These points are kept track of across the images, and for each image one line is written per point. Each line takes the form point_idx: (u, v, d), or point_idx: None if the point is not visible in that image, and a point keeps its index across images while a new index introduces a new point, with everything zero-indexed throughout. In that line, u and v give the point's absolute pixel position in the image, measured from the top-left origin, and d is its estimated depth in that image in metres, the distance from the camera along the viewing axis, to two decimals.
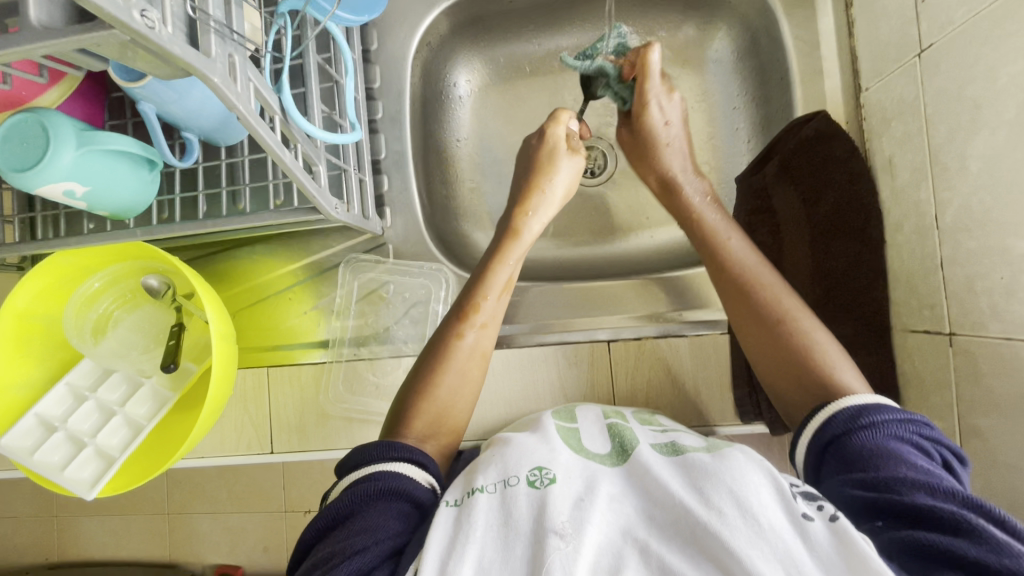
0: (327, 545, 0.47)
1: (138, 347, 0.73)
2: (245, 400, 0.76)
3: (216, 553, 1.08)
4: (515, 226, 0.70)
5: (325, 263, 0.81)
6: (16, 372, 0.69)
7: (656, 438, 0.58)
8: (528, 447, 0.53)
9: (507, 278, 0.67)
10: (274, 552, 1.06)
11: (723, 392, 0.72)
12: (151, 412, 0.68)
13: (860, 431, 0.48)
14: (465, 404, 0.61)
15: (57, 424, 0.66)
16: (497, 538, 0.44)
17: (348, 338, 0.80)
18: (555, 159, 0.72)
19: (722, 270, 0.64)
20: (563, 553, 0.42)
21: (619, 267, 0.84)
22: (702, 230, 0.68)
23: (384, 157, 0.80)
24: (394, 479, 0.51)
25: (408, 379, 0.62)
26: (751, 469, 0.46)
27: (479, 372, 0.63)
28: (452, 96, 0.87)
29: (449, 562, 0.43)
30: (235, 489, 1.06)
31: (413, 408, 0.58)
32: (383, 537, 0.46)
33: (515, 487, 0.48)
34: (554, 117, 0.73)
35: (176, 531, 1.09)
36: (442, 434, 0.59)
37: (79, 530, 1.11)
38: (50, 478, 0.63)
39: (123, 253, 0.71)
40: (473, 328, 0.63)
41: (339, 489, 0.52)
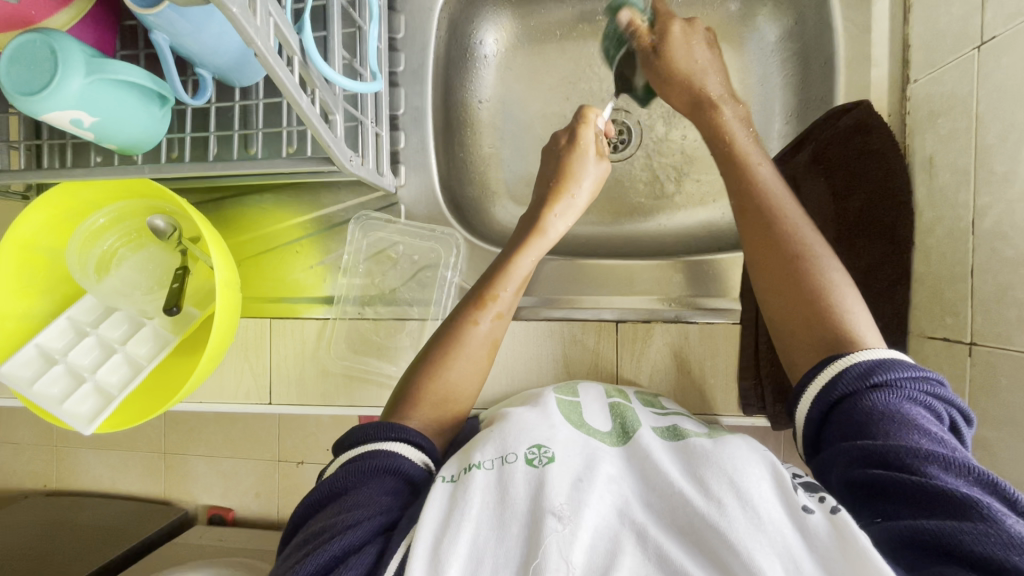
0: (318, 522, 0.46)
1: (142, 287, 0.71)
2: (245, 350, 0.76)
3: (208, 495, 1.10)
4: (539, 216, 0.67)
5: (335, 218, 0.78)
6: (18, 302, 0.68)
7: (657, 421, 0.56)
8: (528, 425, 0.52)
9: (528, 271, 0.65)
10: (264, 499, 1.08)
11: (729, 382, 0.71)
12: (152, 353, 0.68)
13: (871, 392, 0.46)
14: (472, 391, 0.59)
15: (57, 357, 0.66)
16: (491, 511, 0.44)
17: (355, 296, 0.77)
18: (580, 163, 0.69)
19: (762, 218, 0.59)
20: (562, 535, 0.41)
21: (634, 246, 0.82)
22: (740, 181, 0.61)
23: (402, 113, 0.77)
24: (390, 458, 0.49)
25: (418, 358, 0.60)
26: (753, 462, 0.45)
27: (489, 360, 0.61)
28: (478, 53, 0.83)
29: (442, 539, 0.42)
30: (231, 436, 1.07)
31: (418, 390, 0.57)
32: (373, 515, 0.45)
33: (513, 465, 0.47)
34: (583, 117, 0.70)
35: (172, 470, 1.10)
36: (447, 417, 0.57)
37: (76, 462, 1.13)
38: (48, 410, 0.63)
39: (130, 189, 0.69)
40: (488, 317, 0.61)
41: (334, 465, 0.51)
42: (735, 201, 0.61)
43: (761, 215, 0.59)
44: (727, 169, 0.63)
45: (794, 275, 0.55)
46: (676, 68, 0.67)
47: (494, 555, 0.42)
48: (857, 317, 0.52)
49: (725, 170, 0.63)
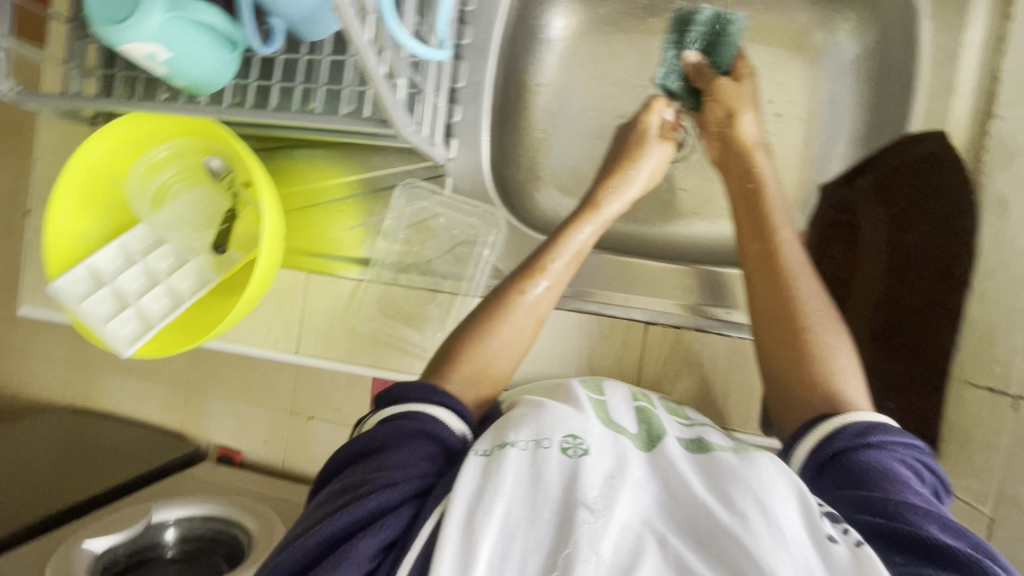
0: (353, 475, 0.44)
1: (190, 224, 0.73)
2: (279, 298, 0.78)
3: (221, 435, 1.14)
4: (596, 199, 0.66)
5: (380, 182, 0.79)
6: (76, 223, 0.71)
7: (682, 432, 0.54)
8: (562, 414, 0.47)
9: (579, 246, 0.63)
10: (272, 447, 1.12)
11: (750, 404, 0.70)
12: (192, 290, 0.71)
13: (866, 449, 0.45)
14: (509, 365, 0.56)
15: (106, 280, 0.70)
16: (524, 497, 0.40)
17: (391, 261, 0.78)
18: (647, 146, 0.69)
19: (772, 267, 0.58)
20: (592, 528, 0.37)
21: (672, 253, 0.81)
22: (758, 227, 0.62)
23: (463, 87, 0.76)
24: (431, 423, 0.46)
25: (462, 325, 0.57)
26: (780, 478, 0.42)
27: (532, 334, 0.58)
28: (543, 36, 0.82)
29: (476, 510, 0.38)
30: (246, 382, 1.10)
31: (457, 354, 0.54)
32: (412, 478, 0.42)
33: (548, 450, 0.42)
34: (648, 105, 0.71)
35: (189, 407, 1.15)
36: (482, 390, 0.53)
37: (104, 387, 1.19)
38: (93, 328, 0.67)
39: (192, 127, 0.71)
40: (537, 287, 0.58)
41: (376, 418, 0.48)
42: (752, 245, 0.61)
43: (768, 268, 0.59)
44: (742, 219, 0.63)
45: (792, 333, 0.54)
46: (742, 104, 0.68)
47: (524, 538, 0.38)
48: (849, 381, 0.51)
49: (745, 216, 0.63)
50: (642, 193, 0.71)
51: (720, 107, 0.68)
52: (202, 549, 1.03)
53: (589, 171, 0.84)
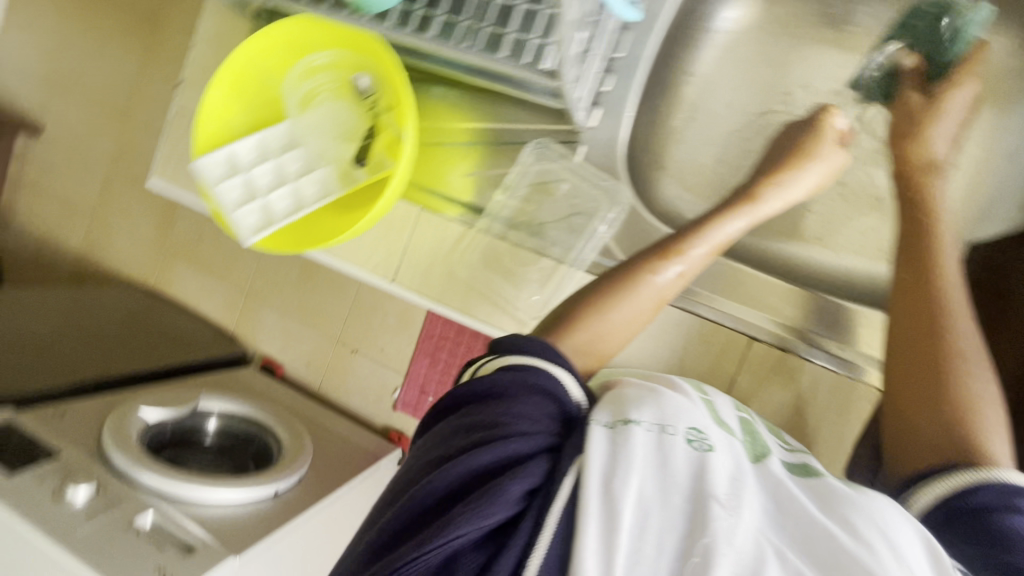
0: (482, 415, 0.42)
1: (327, 135, 0.75)
2: (389, 226, 0.80)
3: (269, 344, 1.34)
4: (754, 193, 0.64)
5: (504, 137, 0.78)
6: (227, 110, 0.75)
7: (785, 455, 0.51)
8: (681, 404, 0.46)
9: (726, 238, 0.61)
10: (312, 369, 1.31)
11: (840, 444, 0.68)
12: (316, 197, 0.73)
13: (1013, 514, 0.41)
14: (621, 343, 0.54)
15: (242, 169, 0.72)
16: (654, 481, 0.38)
17: (503, 216, 0.78)
18: (822, 146, 0.68)
19: (926, 298, 0.54)
20: (728, 524, 0.36)
21: (790, 274, 0.78)
22: (913, 252, 0.58)
23: (621, 57, 0.73)
24: (556, 386, 0.44)
25: (584, 290, 0.55)
26: (901, 520, 0.40)
27: (649, 315, 0.57)
28: (711, 27, 0.80)
29: (613, 476, 0.37)
30: (303, 303, 1.29)
31: (578, 317, 0.53)
32: (539, 431, 0.41)
33: (674, 438, 0.41)
34: (827, 109, 0.71)
35: (246, 312, 1.35)
36: (590, 359, 0.53)
37: (175, 277, 1.40)
38: (223, 211, 0.70)
39: (353, 41, 0.72)
40: (671, 269, 0.57)
41: (496, 364, 0.47)
42: (903, 274, 0.57)
43: (921, 295, 0.55)
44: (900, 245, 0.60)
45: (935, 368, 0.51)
46: (931, 122, 0.64)
47: (659, 517, 0.36)
48: (994, 436, 0.47)
49: (905, 240, 0.60)
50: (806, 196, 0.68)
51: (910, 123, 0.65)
52: (237, 444, 1.19)
53: (721, 172, 0.81)
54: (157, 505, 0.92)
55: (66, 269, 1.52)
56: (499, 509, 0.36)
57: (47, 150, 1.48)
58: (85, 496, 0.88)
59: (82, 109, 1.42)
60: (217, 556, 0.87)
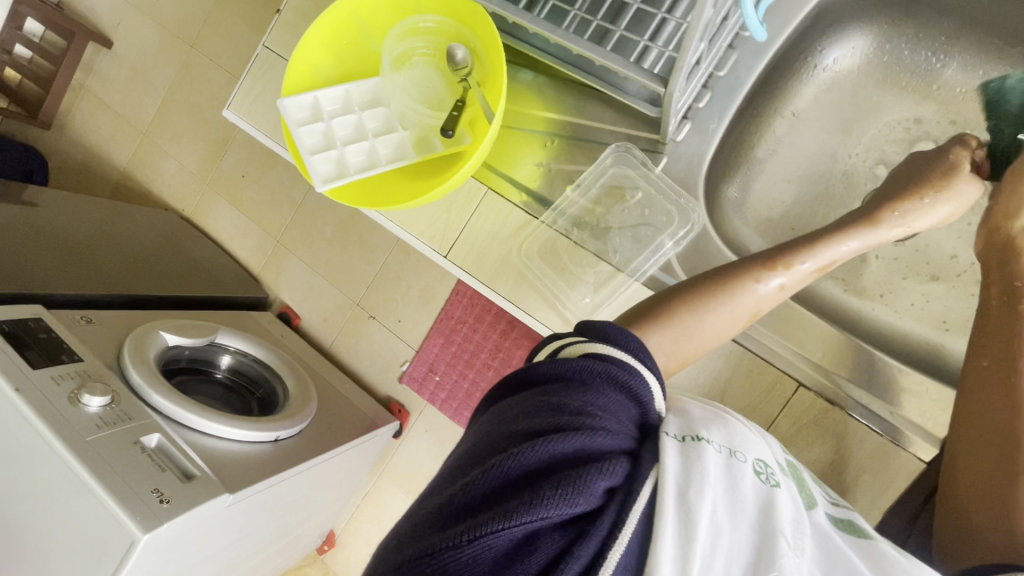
0: (568, 399, 0.40)
1: (412, 98, 0.74)
2: (454, 200, 0.79)
3: (290, 295, 1.38)
4: (875, 214, 0.61)
5: (588, 135, 0.78)
6: (318, 56, 0.75)
7: (830, 506, 0.49)
8: (745, 432, 0.46)
9: (832, 260, 0.59)
10: (329, 325, 1.34)
11: (871, 509, 0.66)
12: (389, 158, 0.73)
13: None
14: (710, 345, 0.55)
15: (324, 116, 0.72)
16: (726, 500, 0.39)
17: (570, 214, 0.77)
18: (954, 180, 0.61)
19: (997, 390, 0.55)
20: (794, 562, 0.38)
21: (849, 326, 0.76)
22: (992, 340, 0.58)
23: (722, 76, 0.72)
24: (642, 388, 0.44)
25: (686, 284, 0.56)
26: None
27: (742, 324, 0.57)
28: (819, 63, 0.78)
29: (689, 491, 0.38)
30: (331, 261, 1.31)
31: (669, 309, 0.54)
32: (621, 430, 0.41)
33: (743, 465, 0.42)
34: (964, 142, 0.64)
35: (273, 257, 1.38)
36: (678, 353, 0.53)
37: (211, 208, 1.43)
38: (301, 155, 0.70)
39: (459, 12, 0.72)
40: (773, 281, 0.56)
41: (577, 350, 0.45)
42: (985, 362, 0.57)
43: (1002, 381, 0.55)
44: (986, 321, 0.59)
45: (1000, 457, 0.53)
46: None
47: (728, 539, 0.38)
48: None
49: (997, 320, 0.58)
50: (929, 227, 0.63)
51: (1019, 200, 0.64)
52: (243, 384, 1.21)
53: (793, 211, 0.80)
54: (163, 433, 0.91)
55: (112, 182, 1.54)
56: (586, 499, 0.35)
57: (116, 62, 1.50)
58: (100, 405, 0.88)
59: (158, 27, 1.43)
60: (214, 490, 0.87)
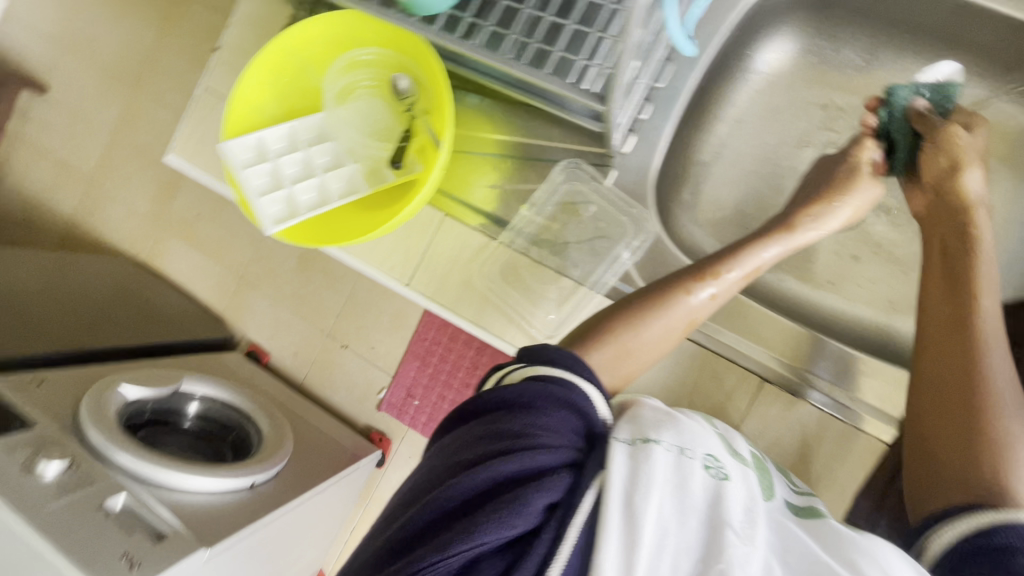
0: (510, 423, 0.43)
1: (358, 131, 0.74)
2: (410, 228, 0.79)
3: (256, 331, 1.34)
4: (791, 222, 0.66)
5: (538, 154, 0.78)
6: (259, 95, 0.74)
7: (793, 496, 0.52)
8: (697, 429, 0.48)
9: (758, 265, 0.63)
10: (299, 359, 1.31)
11: (843, 493, 0.68)
12: (342, 193, 0.72)
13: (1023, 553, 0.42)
14: (654, 357, 0.59)
15: (270, 156, 0.71)
16: (673, 499, 0.40)
17: (527, 232, 0.78)
18: (857, 180, 0.67)
19: (954, 334, 0.54)
20: (742, 552, 0.38)
21: (803, 317, 0.78)
22: (946, 286, 0.57)
23: (661, 87, 0.73)
24: (584, 401, 0.46)
25: (622, 302, 0.60)
26: (901, 562, 0.42)
27: (681, 333, 0.61)
28: (750, 68, 0.82)
29: (633, 494, 0.39)
30: (296, 294, 1.28)
31: (608, 331, 0.57)
32: (565, 446, 0.42)
33: (692, 461, 0.43)
34: (859, 143, 0.68)
35: (235, 296, 1.34)
36: (620, 369, 0.58)
37: (167, 250, 1.38)
38: (248, 198, 0.69)
39: (398, 41, 0.72)
40: (704, 291, 0.60)
41: (526, 372, 0.48)
42: (940, 307, 0.56)
43: (959, 333, 0.54)
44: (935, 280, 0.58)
45: (962, 409, 0.51)
46: (971, 158, 0.61)
47: (676, 538, 0.39)
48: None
49: (940, 265, 0.59)
50: (838, 228, 0.69)
51: (945, 157, 0.62)
52: (215, 429, 1.16)
53: (743, 209, 0.83)
54: (131, 489, 0.87)
55: (58, 232, 1.48)
56: (523, 521, 0.38)
57: (51, 108, 1.44)
58: (57, 471, 0.84)
59: (96, 69, 1.39)
60: (188, 547, 0.83)
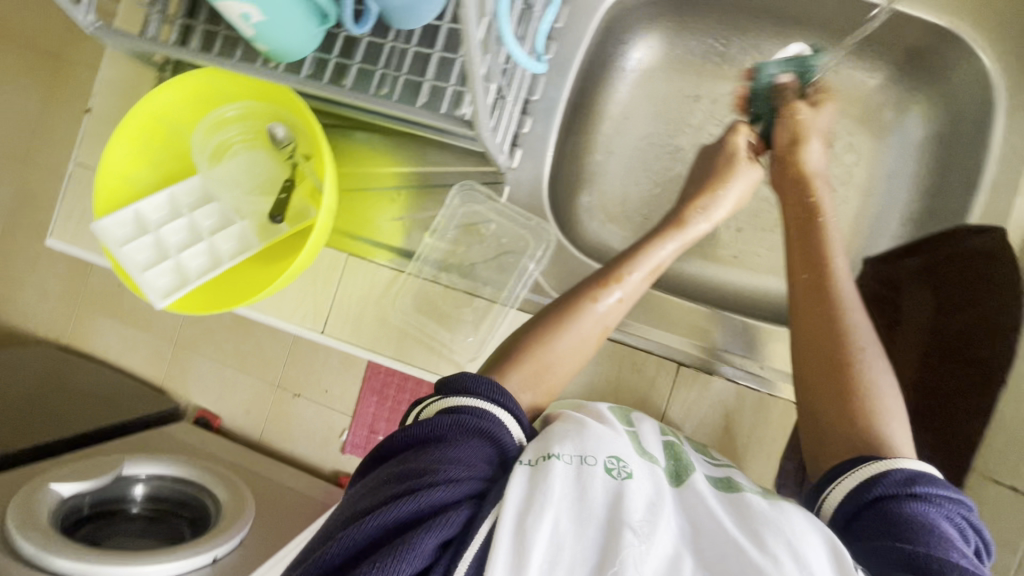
0: (418, 461, 0.45)
1: (243, 187, 0.72)
2: (316, 275, 0.78)
3: (204, 396, 1.18)
4: (683, 218, 0.68)
5: (433, 180, 0.79)
6: (131, 167, 0.72)
7: (711, 470, 0.54)
8: (603, 433, 0.49)
9: (659, 262, 0.65)
10: (252, 417, 1.15)
11: (770, 458, 0.71)
12: (233, 252, 0.69)
13: (910, 499, 0.46)
14: (571, 370, 0.60)
15: (150, 228, 0.68)
16: (571, 512, 0.42)
17: (433, 258, 0.78)
18: (737, 166, 0.70)
19: (820, 298, 0.60)
20: (637, 551, 0.40)
21: (709, 298, 0.83)
22: (805, 255, 0.63)
23: (537, 100, 0.76)
24: (496, 427, 0.48)
25: (533, 322, 0.61)
26: (805, 530, 0.43)
27: (596, 343, 0.62)
28: (621, 65, 0.84)
29: (526, 517, 0.41)
30: (240, 348, 1.13)
31: (521, 352, 0.58)
32: (472, 477, 0.44)
33: (593, 467, 0.45)
34: (734, 127, 0.71)
35: (176, 362, 1.18)
36: (540, 388, 0.58)
37: (92, 328, 1.22)
38: (130, 274, 0.66)
39: (264, 91, 0.71)
40: (610, 296, 0.62)
41: (438, 407, 0.49)
42: (804, 275, 0.62)
43: (820, 295, 0.60)
44: (794, 246, 0.64)
45: (834, 371, 0.56)
46: (809, 132, 0.67)
47: (571, 550, 0.40)
48: (893, 425, 0.53)
49: (797, 234, 0.65)
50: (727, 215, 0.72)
51: (787, 131, 0.68)
52: (167, 509, 1.06)
53: (643, 201, 0.85)
54: None
55: None
56: (409, 565, 0.39)
57: None
58: None
59: None
60: None
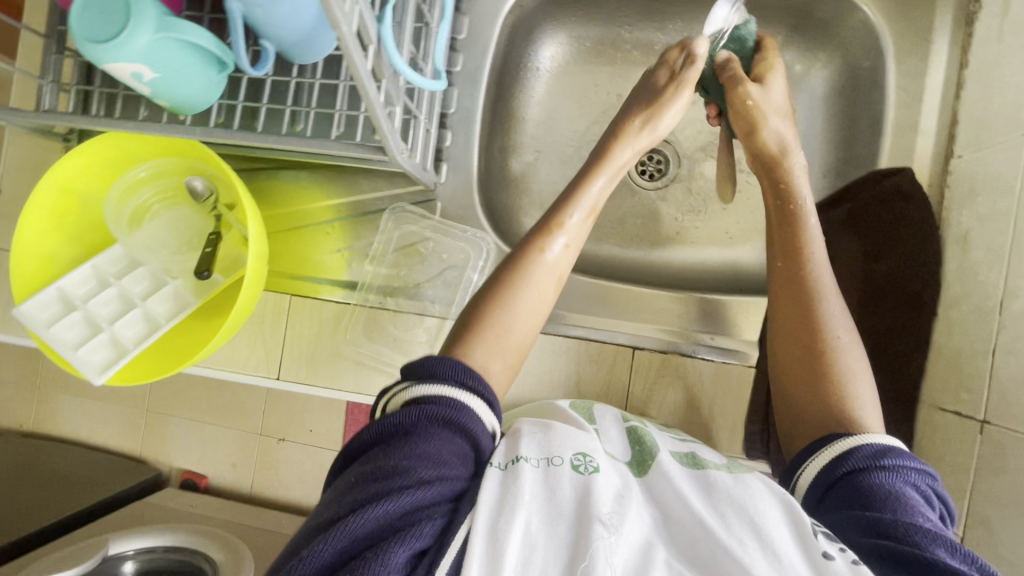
0: (386, 460, 0.44)
1: (169, 247, 0.71)
2: (262, 320, 0.77)
3: (185, 459, 1.13)
4: (606, 149, 0.67)
5: (366, 207, 0.78)
6: (47, 245, 0.69)
7: (675, 446, 0.56)
8: (571, 434, 0.50)
9: (594, 202, 0.64)
10: (240, 468, 1.11)
11: (735, 425, 0.73)
12: (171, 314, 0.68)
13: (879, 471, 0.47)
14: (531, 329, 0.57)
15: (77, 303, 0.67)
16: (541, 510, 0.42)
17: (378, 285, 0.78)
18: (664, 96, 0.69)
19: (797, 285, 0.60)
20: (607, 543, 0.40)
21: (655, 277, 0.85)
22: (778, 244, 0.64)
23: (452, 112, 0.77)
24: (466, 414, 0.47)
25: (483, 289, 0.59)
26: (766, 500, 0.44)
27: (555, 295, 0.60)
28: (532, 65, 0.85)
29: (498, 522, 0.41)
30: (214, 404, 1.09)
31: (476, 319, 0.56)
32: (445, 479, 0.43)
33: (559, 468, 0.45)
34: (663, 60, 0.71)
35: (151, 432, 1.13)
36: (506, 354, 0.55)
37: (57, 410, 1.16)
38: (62, 354, 0.63)
39: (171, 148, 0.70)
40: (556, 244, 0.60)
41: (403, 397, 0.48)
42: (779, 264, 0.63)
43: (796, 282, 0.61)
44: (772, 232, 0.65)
45: (812, 357, 0.57)
46: (764, 115, 0.67)
47: (544, 549, 0.40)
48: (867, 408, 0.53)
49: (774, 219, 0.66)
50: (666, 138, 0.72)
51: (745, 120, 0.68)
52: None
53: None
54: None
55: None
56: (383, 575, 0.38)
57: None
58: None
59: None
60: None
